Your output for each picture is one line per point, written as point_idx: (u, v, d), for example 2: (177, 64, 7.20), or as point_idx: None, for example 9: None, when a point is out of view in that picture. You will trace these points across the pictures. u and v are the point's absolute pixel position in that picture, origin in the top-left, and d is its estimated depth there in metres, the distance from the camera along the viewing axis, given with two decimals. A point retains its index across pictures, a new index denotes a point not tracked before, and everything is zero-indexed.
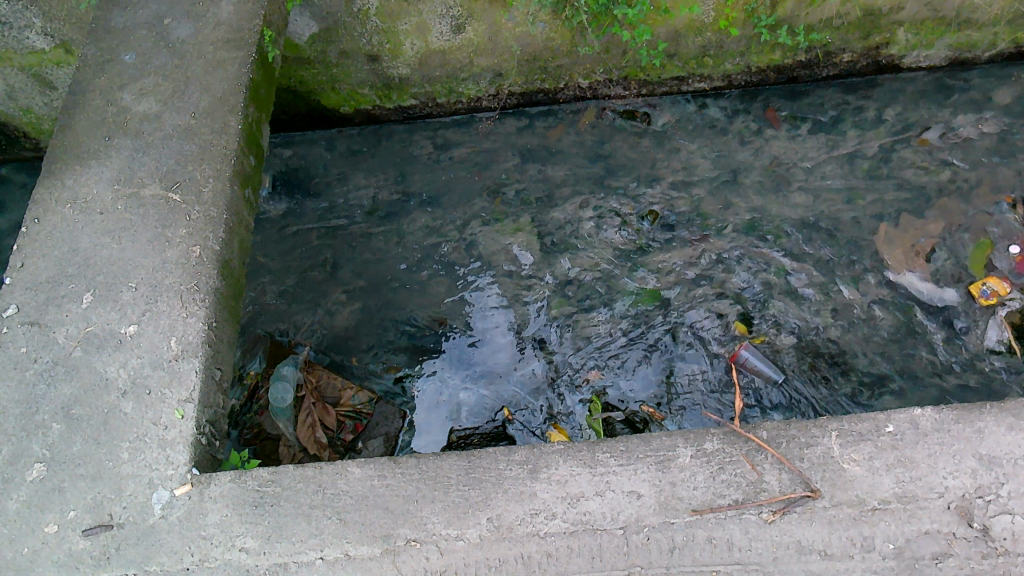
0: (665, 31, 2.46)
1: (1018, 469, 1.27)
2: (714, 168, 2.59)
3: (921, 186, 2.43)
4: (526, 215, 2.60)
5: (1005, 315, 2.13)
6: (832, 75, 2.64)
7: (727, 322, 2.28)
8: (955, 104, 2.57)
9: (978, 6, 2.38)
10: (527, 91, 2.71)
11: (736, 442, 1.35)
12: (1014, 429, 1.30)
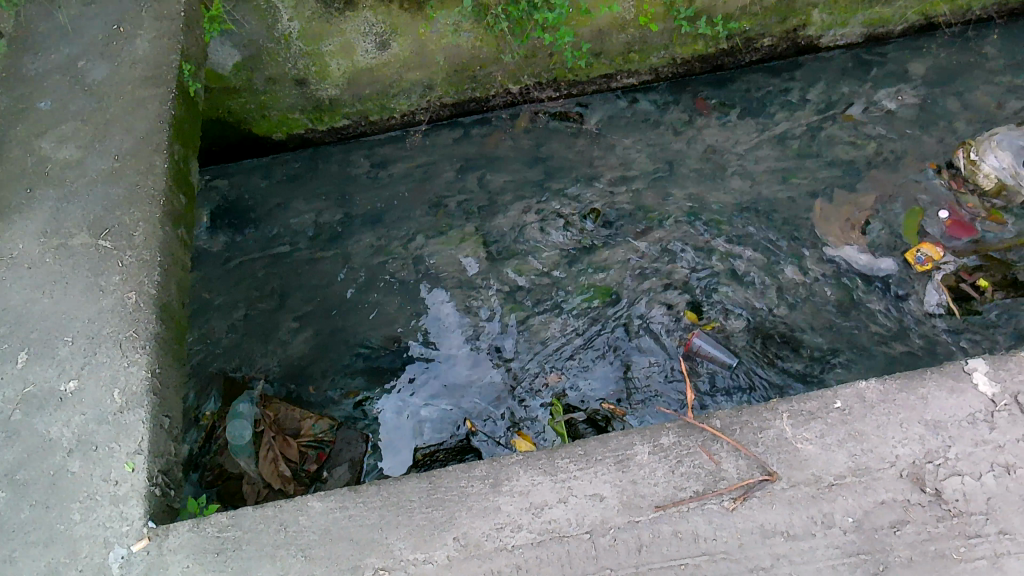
0: (589, 31, 2.48)
1: (962, 431, 1.31)
2: (651, 161, 2.62)
3: (850, 161, 2.48)
4: (470, 225, 2.59)
5: (941, 278, 2.19)
6: (754, 60, 2.70)
7: (677, 312, 2.31)
8: (874, 79, 2.65)
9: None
10: (459, 102, 2.70)
11: (692, 434, 1.36)
12: (954, 393, 1.34)
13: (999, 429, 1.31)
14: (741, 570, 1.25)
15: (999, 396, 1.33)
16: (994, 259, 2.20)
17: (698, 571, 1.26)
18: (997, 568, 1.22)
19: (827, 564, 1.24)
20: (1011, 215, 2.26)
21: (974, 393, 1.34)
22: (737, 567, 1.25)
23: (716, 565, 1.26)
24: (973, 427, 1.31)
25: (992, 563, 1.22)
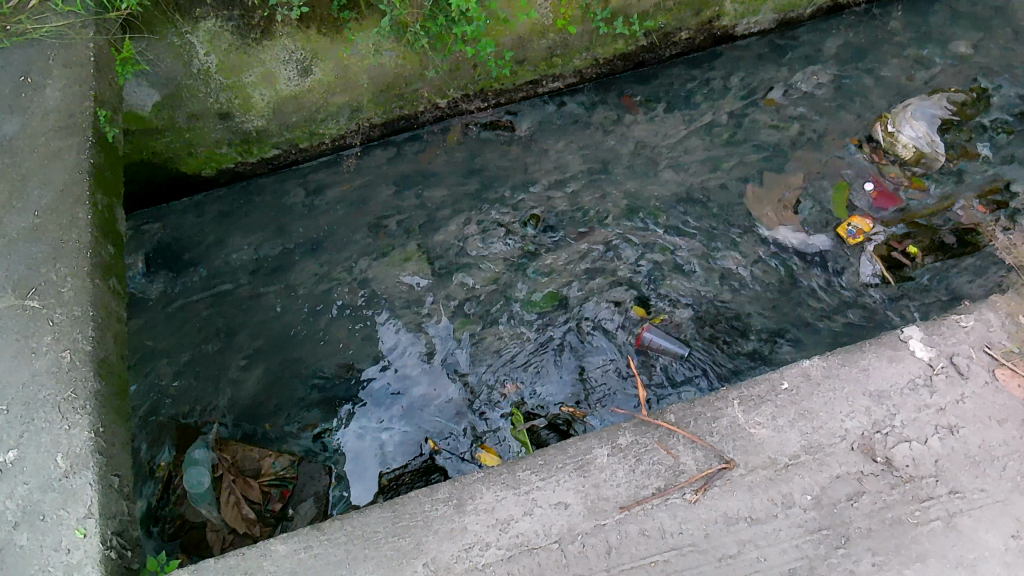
0: (509, 39, 2.49)
1: (904, 398, 1.36)
2: (585, 161, 2.64)
3: (776, 143, 2.54)
4: (412, 243, 2.58)
5: (873, 249, 2.26)
6: (675, 54, 2.74)
7: (625, 308, 2.33)
8: (790, 62, 2.72)
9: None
10: (388, 121, 2.69)
11: (647, 431, 1.38)
12: (894, 361, 1.39)
13: (938, 391, 1.36)
14: (710, 560, 1.26)
15: (935, 359, 1.39)
16: (921, 225, 2.27)
17: (668, 567, 1.26)
18: (951, 527, 1.25)
19: (791, 544, 1.26)
20: (931, 181, 2.34)
21: (912, 359, 1.39)
22: (705, 558, 1.26)
23: (685, 559, 1.27)
24: (915, 393, 1.36)
25: (946, 523, 1.25)
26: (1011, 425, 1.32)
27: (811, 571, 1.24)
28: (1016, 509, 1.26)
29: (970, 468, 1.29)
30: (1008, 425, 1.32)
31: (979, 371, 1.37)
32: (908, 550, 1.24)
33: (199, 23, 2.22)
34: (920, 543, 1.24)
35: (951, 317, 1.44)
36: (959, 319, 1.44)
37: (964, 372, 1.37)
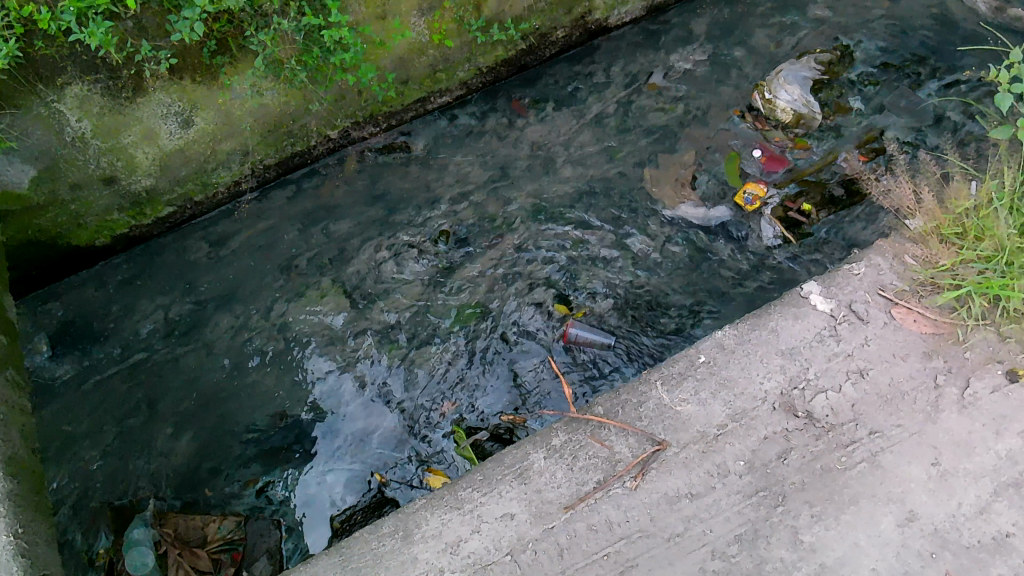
0: (390, 61, 2.48)
1: (814, 351, 1.47)
2: (485, 170, 2.65)
3: (665, 125, 2.61)
4: (326, 279, 2.54)
5: (771, 213, 2.33)
6: (554, 53, 2.79)
7: (548, 308, 2.34)
8: (665, 45, 2.79)
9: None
10: (282, 159, 2.63)
11: (580, 428, 1.43)
12: (798, 318, 1.51)
13: (843, 339, 1.48)
14: (660, 542, 1.32)
15: (836, 309, 1.51)
16: (810, 182, 2.36)
17: (621, 557, 1.31)
18: (875, 467, 1.36)
19: (733, 511, 1.33)
20: (813, 139, 2.45)
21: (815, 312, 1.51)
22: (655, 540, 1.32)
23: (636, 545, 1.32)
24: (823, 343, 1.48)
25: (871, 463, 1.36)
26: (913, 359, 1.46)
27: (757, 533, 1.32)
28: (931, 438, 1.38)
29: (884, 407, 1.41)
30: (910, 360, 1.46)
31: (878, 314, 1.51)
32: (840, 495, 1.34)
33: (65, 89, 2.12)
34: (850, 486, 1.35)
35: (845, 268, 1.57)
36: (852, 268, 1.58)
37: (864, 316, 1.50)
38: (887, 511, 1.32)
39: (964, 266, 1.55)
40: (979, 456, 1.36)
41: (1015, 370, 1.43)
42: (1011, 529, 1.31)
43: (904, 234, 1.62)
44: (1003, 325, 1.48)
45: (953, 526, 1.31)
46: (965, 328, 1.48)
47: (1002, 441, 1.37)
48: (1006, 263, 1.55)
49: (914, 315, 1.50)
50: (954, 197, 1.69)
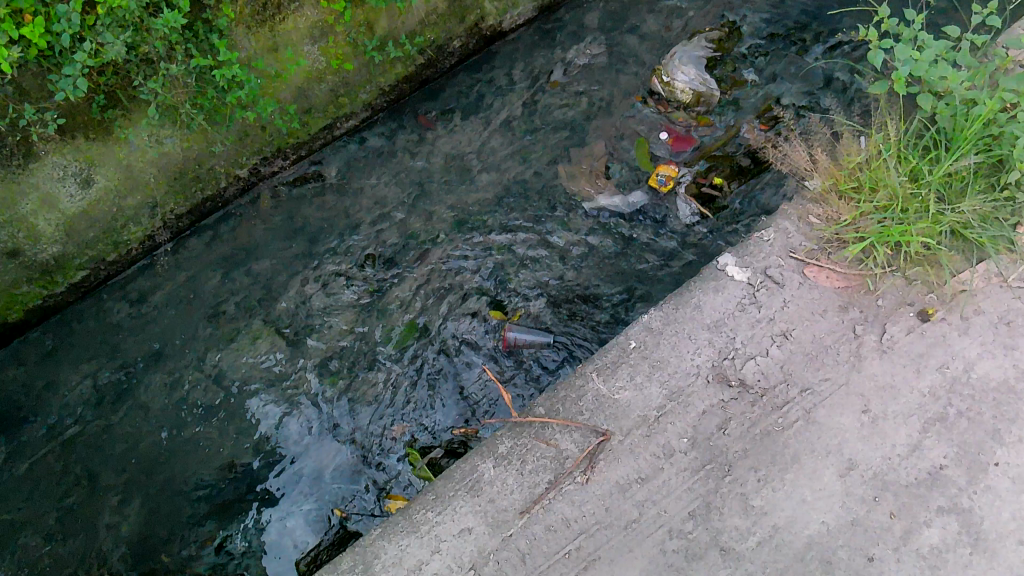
0: (289, 92, 2.44)
1: (737, 320, 1.59)
2: (402, 189, 2.63)
3: (572, 120, 2.64)
4: (257, 320, 2.46)
5: (685, 191, 2.38)
6: (454, 64, 2.79)
7: (483, 316, 2.34)
8: (561, 42, 2.82)
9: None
10: (194, 207, 2.54)
11: (523, 432, 1.53)
12: (719, 290, 1.63)
13: (763, 304, 1.60)
14: (617, 531, 1.42)
15: (752, 276, 1.64)
16: (717, 156, 2.43)
17: (582, 551, 1.41)
18: (812, 422, 1.49)
19: (683, 488, 1.44)
20: (714, 115, 2.51)
21: (732, 282, 1.63)
22: (612, 529, 1.42)
23: (595, 538, 1.42)
24: (745, 312, 1.60)
25: (806, 420, 1.49)
26: (831, 313, 1.59)
27: (710, 506, 1.43)
28: (859, 386, 1.51)
29: (811, 363, 1.54)
30: (828, 314, 1.58)
31: (792, 276, 1.63)
32: (781, 455, 1.46)
33: None
34: (791, 445, 1.47)
35: (755, 235, 1.69)
36: (762, 234, 1.70)
37: (779, 279, 1.63)
38: (828, 464, 1.45)
39: (863, 218, 1.67)
40: (905, 397, 1.50)
41: (926, 310, 1.57)
42: (942, 461, 1.44)
43: (805, 196, 1.75)
44: (906, 269, 1.61)
45: (891, 467, 1.44)
46: (875, 277, 1.61)
47: (923, 378, 1.51)
48: (901, 210, 1.67)
49: (825, 270, 1.63)
50: (845, 153, 1.80)
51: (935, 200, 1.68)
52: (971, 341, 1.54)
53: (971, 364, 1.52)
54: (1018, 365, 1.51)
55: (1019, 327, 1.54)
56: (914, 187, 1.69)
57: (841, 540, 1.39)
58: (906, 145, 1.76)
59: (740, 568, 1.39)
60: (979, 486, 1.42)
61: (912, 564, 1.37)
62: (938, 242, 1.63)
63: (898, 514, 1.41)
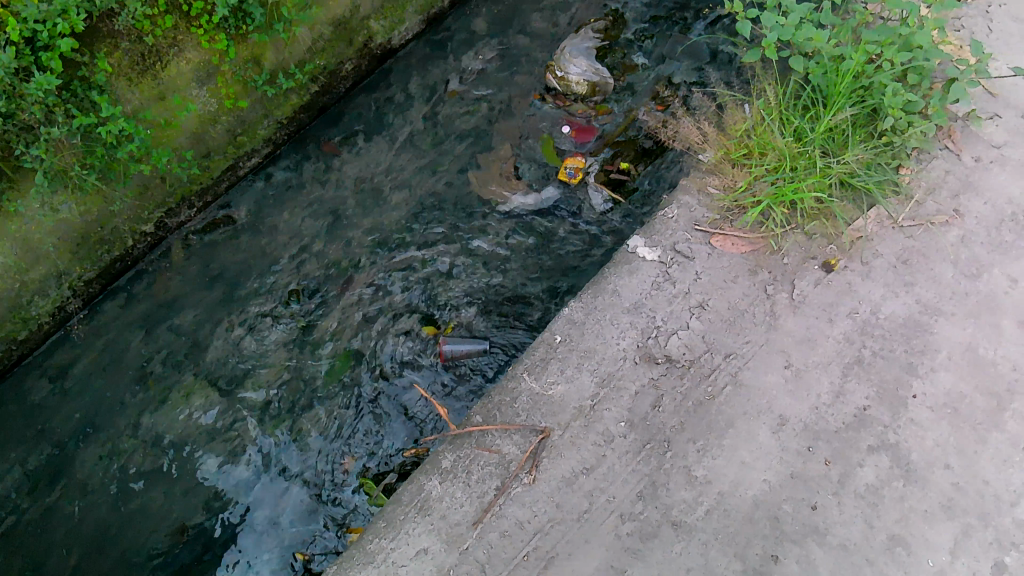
0: (184, 139, 2.36)
1: (654, 300, 1.67)
2: (316, 219, 2.57)
3: (474, 128, 2.65)
4: (188, 374, 2.37)
5: (594, 180, 2.42)
6: (350, 87, 2.74)
7: (417, 333, 2.32)
8: (453, 51, 2.82)
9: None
10: (103, 270, 2.42)
11: (464, 444, 1.56)
12: (632, 274, 1.71)
13: (677, 280, 1.69)
14: (571, 524, 1.46)
15: (662, 254, 1.73)
16: (620, 142, 2.47)
17: (540, 551, 1.44)
18: (740, 385, 1.57)
19: (628, 471, 1.50)
20: (612, 103, 2.56)
21: (645, 263, 1.72)
22: (566, 522, 1.46)
23: (550, 536, 1.45)
24: (662, 290, 1.68)
25: (735, 384, 1.57)
26: (742, 279, 1.68)
27: (656, 483, 1.49)
28: (778, 344, 1.61)
29: (731, 330, 1.63)
30: (740, 280, 1.68)
31: (699, 249, 1.73)
32: (717, 422, 1.53)
33: None
34: (725, 410, 1.55)
35: (660, 214, 1.79)
36: (666, 213, 1.79)
37: (688, 254, 1.72)
38: (761, 423, 1.53)
39: (757, 181, 1.79)
40: (822, 347, 1.60)
41: (829, 262, 1.68)
42: (865, 403, 1.54)
43: (701, 168, 1.86)
44: (806, 225, 1.72)
45: (818, 417, 1.54)
46: (777, 237, 1.71)
47: (836, 326, 1.62)
48: (791, 169, 1.80)
49: (730, 238, 1.73)
50: (732, 124, 1.92)
51: (822, 155, 1.81)
52: (873, 285, 1.66)
53: (877, 306, 1.64)
54: (919, 299, 1.63)
55: (915, 265, 1.67)
56: (800, 145, 1.82)
57: (784, 495, 1.47)
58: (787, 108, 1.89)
59: (695, 539, 1.44)
60: (902, 420, 1.52)
61: (853, 506, 1.45)
62: (829, 194, 1.76)
63: (833, 460, 1.50)
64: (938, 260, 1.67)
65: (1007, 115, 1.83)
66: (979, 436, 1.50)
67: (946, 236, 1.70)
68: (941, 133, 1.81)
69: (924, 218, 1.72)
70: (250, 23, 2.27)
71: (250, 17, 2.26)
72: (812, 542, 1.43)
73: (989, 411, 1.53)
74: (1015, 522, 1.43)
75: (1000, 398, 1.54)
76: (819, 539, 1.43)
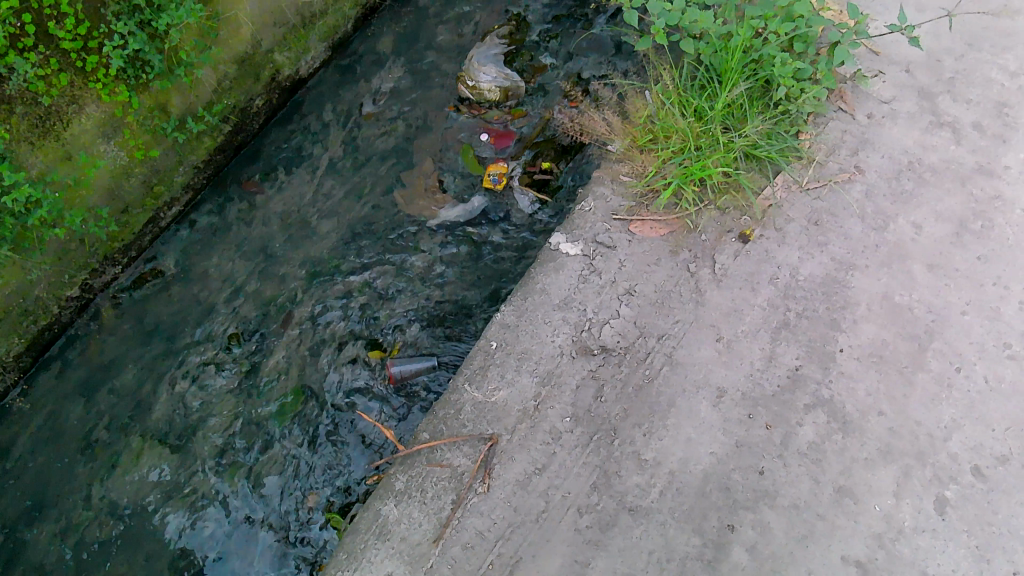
0: (97, 198, 2.14)
1: (583, 293, 1.74)
2: (245, 258, 2.38)
3: (395, 147, 2.54)
4: (135, 436, 2.15)
5: (519, 183, 2.38)
6: (263, 121, 2.54)
7: (363, 358, 2.19)
8: (364, 72, 2.67)
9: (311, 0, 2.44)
10: (31, 342, 2.18)
11: (415, 463, 1.62)
12: (558, 271, 1.77)
13: (602, 271, 1.76)
14: (531, 526, 1.53)
15: (584, 247, 1.80)
16: (540, 142, 2.44)
17: (504, 557, 1.51)
18: (676, 364, 1.66)
19: (579, 465, 1.58)
20: (527, 106, 2.53)
21: (569, 258, 1.79)
22: (525, 524, 1.53)
23: (512, 540, 1.52)
24: (589, 282, 1.75)
25: (671, 363, 1.66)
26: (664, 261, 1.76)
27: (608, 473, 1.57)
28: (708, 319, 1.70)
29: (660, 312, 1.71)
30: (663, 263, 1.76)
31: (619, 238, 1.80)
32: (658, 404, 1.63)
33: None
34: (664, 391, 1.64)
35: (578, 208, 1.86)
36: (583, 207, 1.86)
37: (609, 243, 1.79)
38: (701, 398, 1.63)
39: (665, 164, 1.86)
40: (749, 315, 1.70)
41: (744, 233, 1.77)
42: (797, 362, 1.65)
43: (611, 159, 1.93)
44: (717, 201, 1.80)
45: (754, 382, 1.64)
46: (691, 216, 1.80)
47: (759, 294, 1.71)
48: (695, 148, 1.86)
49: (648, 223, 1.81)
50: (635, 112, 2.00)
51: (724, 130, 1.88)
52: (790, 249, 1.75)
53: (796, 268, 1.73)
54: (834, 257, 1.74)
55: (826, 225, 1.77)
56: (702, 124, 1.88)
57: (731, 465, 1.57)
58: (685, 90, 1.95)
59: (652, 521, 1.53)
60: (833, 373, 1.64)
61: (798, 464, 1.57)
62: (736, 167, 1.83)
63: (774, 423, 1.60)
64: (847, 217, 1.77)
65: (891, 70, 1.92)
66: (905, 379, 1.63)
67: (851, 192, 1.79)
68: (833, 96, 1.90)
69: (827, 177, 1.81)
70: (149, 71, 2.08)
71: (149, 65, 2.07)
72: (764, 506, 1.54)
73: (912, 353, 1.65)
74: (949, 455, 1.56)
75: (920, 340, 1.66)
76: (770, 502, 1.54)
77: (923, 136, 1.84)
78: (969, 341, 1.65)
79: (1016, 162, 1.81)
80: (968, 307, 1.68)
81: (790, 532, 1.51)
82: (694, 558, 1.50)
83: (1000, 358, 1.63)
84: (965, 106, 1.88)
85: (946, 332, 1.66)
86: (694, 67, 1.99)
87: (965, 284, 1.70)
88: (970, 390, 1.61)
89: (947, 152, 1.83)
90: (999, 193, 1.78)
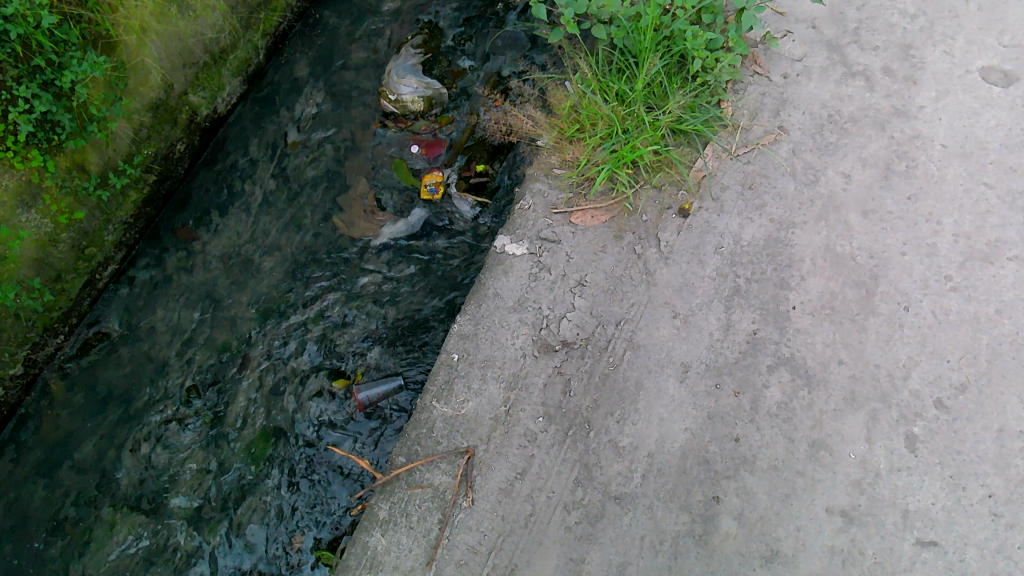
0: (26, 270, 2.03)
1: (536, 290, 1.74)
2: (190, 309, 2.30)
3: (326, 171, 2.46)
4: (106, 507, 2.08)
5: (456, 190, 2.35)
6: (189, 166, 2.41)
7: (328, 390, 2.15)
8: (283, 100, 2.55)
9: (217, 34, 2.31)
10: None
11: (395, 488, 1.63)
12: (508, 273, 1.78)
13: (551, 266, 1.77)
14: (521, 532, 1.55)
15: (530, 246, 1.80)
16: (470, 146, 2.41)
17: (500, 567, 1.54)
18: (637, 347, 1.68)
19: (559, 463, 1.60)
20: (452, 112, 2.49)
21: (516, 259, 1.79)
22: (514, 532, 1.55)
23: (505, 550, 1.55)
24: (540, 278, 1.76)
25: (633, 346, 1.68)
26: (610, 245, 1.77)
27: (588, 465, 1.59)
28: (662, 297, 1.72)
29: (614, 297, 1.73)
30: (609, 249, 1.77)
31: (563, 229, 1.80)
32: (626, 389, 1.65)
33: None
34: (631, 374, 1.66)
35: (517, 208, 1.86)
36: (523, 205, 1.86)
37: (554, 237, 1.79)
38: (667, 376, 1.65)
39: (595, 151, 1.87)
40: (700, 288, 1.72)
41: (684, 208, 1.79)
42: (753, 327, 1.68)
43: (542, 153, 1.93)
44: (653, 179, 1.82)
45: (715, 353, 1.66)
46: (629, 198, 1.81)
47: (707, 265, 1.74)
48: (623, 131, 1.87)
49: (589, 212, 1.82)
50: (559, 105, 2.00)
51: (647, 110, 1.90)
52: (729, 216, 1.78)
53: (738, 235, 1.76)
54: (772, 218, 1.77)
55: (759, 188, 1.80)
56: (625, 107, 1.89)
57: (706, 437, 1.61)
58: (604, 77, 1.96)
59: (639, 505, 1.56)
60: (790, 331, 1.67)
61: (771, 425, 1.61)
62: (666, 145, 1.86)
63: (742, 389, 1.64)
64: (777, 176, 1.81)
65: (798, 28, 1.96)
66: (858, 326, 1.67)
67: (778, 151, 1.83)
68: (747, 61, 1.92)
69: (754, 141, 1.84)
70: (61, 131, 1.99)
71: (59, 125, 1.98)
72: (744, 472, 1.58)
73: (860, 300, 1.69)
74: (911, 393, 1.61)
75: (867, 286, 1.70)
76: (750, 468, 1.58)
77: (838, 88, 1.89)
78: (912, 279, 1.70)
79: (928, 101, 1.86)
80: (906, 247, 1.73)
81: (773, 493, 1.56)
82: (685, 536, 1.54)
83: (944, 291, 1.68)
84: (873, 53, 1.93)
85: (888, 274, 1.71)
86: (609, 51, 2.00)
87: (900, 225, 1.75)
88: (920, 325, 1.66)
89: (863, 101, 1.87)
90: (918, 133, 1.83)
